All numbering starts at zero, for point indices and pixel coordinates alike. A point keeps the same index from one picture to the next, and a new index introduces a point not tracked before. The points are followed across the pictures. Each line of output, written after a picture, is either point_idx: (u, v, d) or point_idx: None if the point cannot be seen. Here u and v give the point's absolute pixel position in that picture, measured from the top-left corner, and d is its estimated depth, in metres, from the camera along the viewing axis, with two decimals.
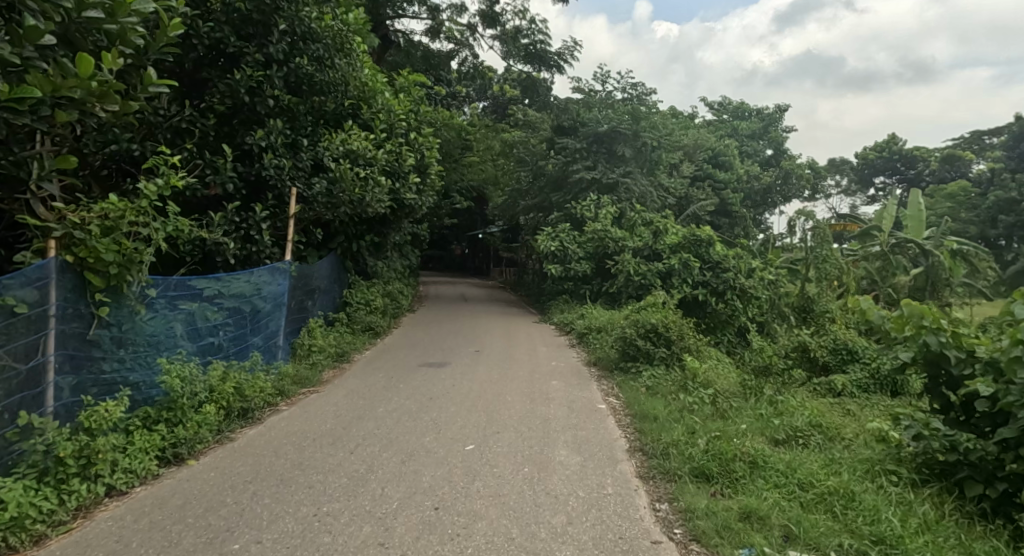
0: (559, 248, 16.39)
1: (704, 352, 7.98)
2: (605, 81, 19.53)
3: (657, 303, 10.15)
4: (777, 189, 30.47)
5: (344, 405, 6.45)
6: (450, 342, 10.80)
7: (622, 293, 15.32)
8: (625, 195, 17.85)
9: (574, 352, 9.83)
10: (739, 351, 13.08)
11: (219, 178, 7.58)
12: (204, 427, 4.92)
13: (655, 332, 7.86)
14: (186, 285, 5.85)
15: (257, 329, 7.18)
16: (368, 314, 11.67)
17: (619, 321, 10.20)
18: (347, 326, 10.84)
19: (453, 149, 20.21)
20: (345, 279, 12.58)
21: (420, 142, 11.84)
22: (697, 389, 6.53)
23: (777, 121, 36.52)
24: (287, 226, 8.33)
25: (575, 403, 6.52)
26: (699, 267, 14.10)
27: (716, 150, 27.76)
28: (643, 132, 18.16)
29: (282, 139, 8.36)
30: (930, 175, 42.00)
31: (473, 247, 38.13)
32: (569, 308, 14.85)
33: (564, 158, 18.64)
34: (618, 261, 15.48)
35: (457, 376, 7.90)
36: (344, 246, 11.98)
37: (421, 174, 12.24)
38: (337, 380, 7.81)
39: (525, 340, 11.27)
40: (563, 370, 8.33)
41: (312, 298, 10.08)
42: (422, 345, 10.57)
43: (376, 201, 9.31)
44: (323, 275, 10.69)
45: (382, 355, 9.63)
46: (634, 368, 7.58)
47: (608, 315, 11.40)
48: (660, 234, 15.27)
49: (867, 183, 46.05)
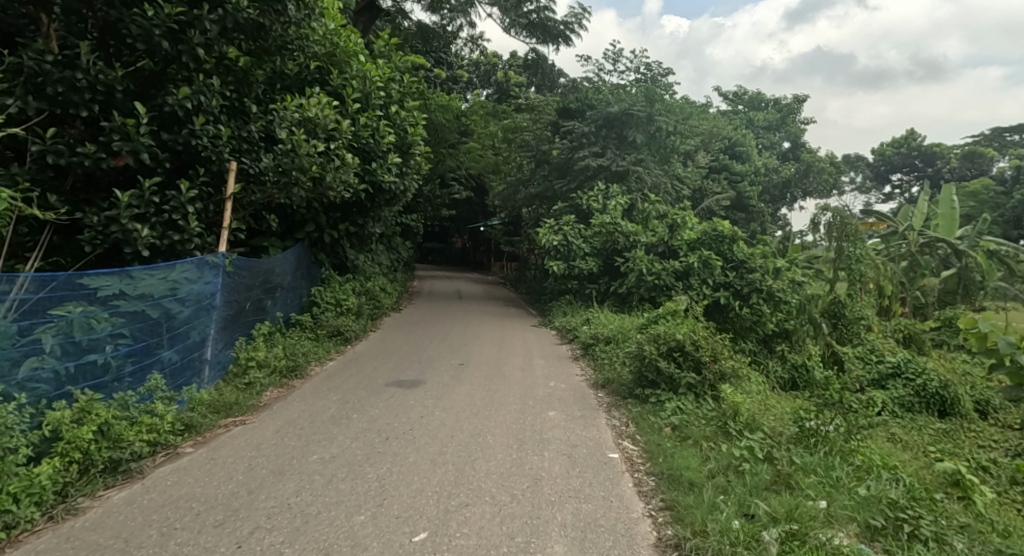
0: (562, 242, 14.64)
1: (743, 377, 6.31)
2: (617, 61, 17.89)
3: (678, 312, 8.50)
4: (796, 184, 28.61)
5: (268, 448, 4.82)
6: (431, 351, 9.21)
7: (633, 295, 13.63)
8: (636, 185, 16.13)
9: (577, 368, 8.23)
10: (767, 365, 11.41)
11: (130, 147, 5.96)
12: (22, 500, 3.33)
13: (678, 350, 6.25)
14: (58, 284, 4.29)
15: (170, 341, 5.58)
16: (337, 315, 10.06)
17: (632, 332, 8.54)
18: (311, 331, 9.20)
19: (448, 133, 18.59)
20: (315, 275, 11.09)
21: (401, 116, 10.21)
22: (743, 435, 4.90)
23: (795, 112, 34.58)
24: (223, 210, 6.73)
25: (577, 450, 4.90)
26: (721, 267, 12.48)
27: (733, 140, 25.92)
28: (657, 115, 16.42)
29: (218, 100, 6.71)
30: (950, 173, 40.14)
31: (473, 241, 36.40)
32: (572, 311, 13.17)
33: (570, 143, 17.00)
34: (629, 259, 13.81)
35: (429, 401, 6.30)
36: (312, 236, 10.33)
37: (403, 155, 10.61)
38: (278, 405, 6.20)
39: (521, 349, 9.65)
40: (563, 394, 6.69)
41: (270, 297, 8.81)
42: (397, 355, 8.98)
43: (343, 182, 7.70)
44: (288, 271, 9.41)
45: (347, 368, 8.03)
46: (654, 398, 5.95)
47: (618, 322, 9.77)
48: (677, 228, 13.55)
49: (883, 180, 44.18)
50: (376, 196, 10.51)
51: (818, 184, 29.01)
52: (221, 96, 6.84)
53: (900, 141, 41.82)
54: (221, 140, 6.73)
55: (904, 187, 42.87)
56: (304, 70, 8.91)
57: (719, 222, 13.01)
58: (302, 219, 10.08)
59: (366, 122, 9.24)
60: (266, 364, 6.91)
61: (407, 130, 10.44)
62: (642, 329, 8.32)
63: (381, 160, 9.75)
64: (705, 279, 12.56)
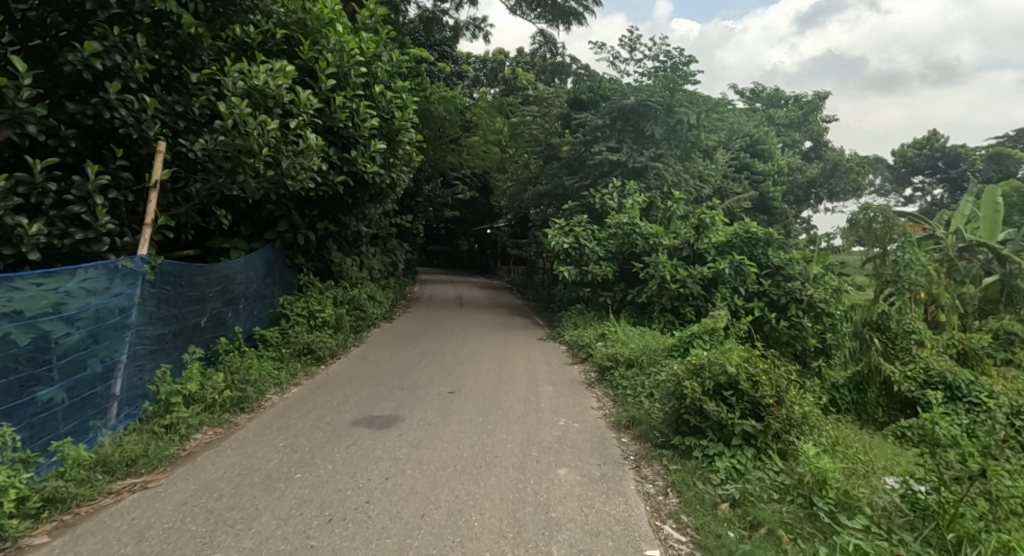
0: (573, 245, 12.79)
1: (816, 424, 4.79)
2: (633, 49, 16.36)
3: (716, 334, 6.96)
4: (821, 184, 26.91)
5: (153, 539, 3.35)
6: (418, 374, 7.76)
7: (653, 305, 11.72)
8: (655, 182, 14.62)
9: (592, 399, 6.73)
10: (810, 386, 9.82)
11: (9, 116, 4.50)
12: None
13: (729, 386, 4.76)
14: None
15: (58, 372, 4.16)
16: (311, 329, 8.66)
17: (660, 356, 7.01)
18: (273, 350, 7.72)
19: (449, 126, 17.24)
20: (287, 281, 9.73)
21: (386, 97, 8.82)
22: (840, 524, 3.44)
23: (817, 110, 32.85)
24: (147, 202, 5.29)
25: (600, 543, 3.41)
26: (755, 274, 11.09)
27: (754, 137, 24.29)
28: (678, 106, 14.86)
29: (139, 63, 5.28)
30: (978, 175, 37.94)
31: (480, 242, 34.89)
32: (584, 324, 11.60)
33: (583, 137, 15.47)
34: (649, 264, 11.97)
35: (403, 450, 4.83)
36: (284, 238, 8.89)
37: (390, 143, 9.19)
38: (206, 455, 4.74)
39: (525, 372, 8.17)
40: (577, 441, 5.22)
41: (231, 309, 7.58)
42: (377, 379, 7.53)
43: (307, 171, 6.30)
44: (254, 279, 8.19)
45: (313, 398, 6.59)
46: (699, 452, 4.52)
47: (640, 340, 8.27)
48: (704, 230, 11.82)
49: (904, 182, 42.03)
50: (358, 189, 9.08)
51: (844, 184, 27.19)
52: (148, 58, 5.44)
53: (923, 142, 39.59)
54: (146, 114, 5.32)
55: (928, 189, 39.93)
56: (269, 39, 7.53)
57: (752, 223, 11.47)
58: (270, 216, 8.65)
59: (341, 101, 7.83)
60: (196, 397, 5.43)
61: (395, 114, 9.03)
62: (676, 356, 6.79)
63: (360, 148, 8.34)
64: (736, 289, 11.08)
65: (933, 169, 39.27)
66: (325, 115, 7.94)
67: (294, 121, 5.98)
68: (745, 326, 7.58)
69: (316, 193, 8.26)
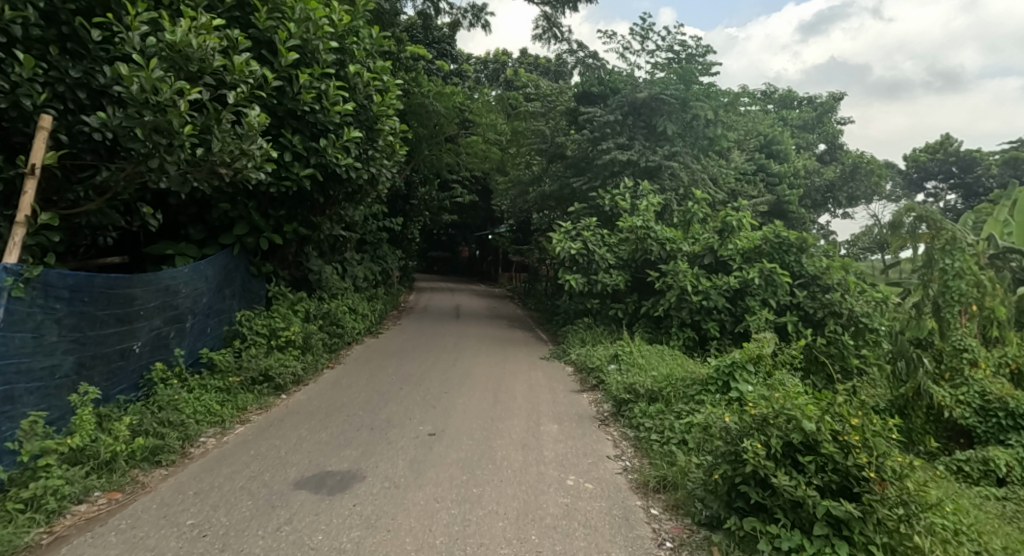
0: (581, 251, 11.31)
1: (929, 503, 3.41)
2: (645, 39, 15.13)
3: (762, 364, 5.59)
4: (840, 188, 25.46)
5: None
6: (396, 407, 6.43)
7: (670, 319, 10.35)
8: (671, 182, 13.40)
9: (607, 444, 5.38)
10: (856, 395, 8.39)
11: None
12: None
13: (810, 453, 3.41)
14: None
15: None
16: (274, 350, 7.35)
17: (691, 390, 5.63)
18: (219, 378, 6.41)
19: (446, 123, 16.00)
20: (251, 293, 8.45)
21: (363, 79, 7.56)
22: None
23: (832, 111, 31.47)
24: (25, 194, 4.01)
25: None
26: (788, 284, 9.77)
27: (768, 138, 23.20)
28: (695, 100, 13.58)
29: (15, 11, 4.03)
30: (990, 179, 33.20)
31: (482, 248, 33.53)
32: (592, 341, 10.24)
33: (591, 134, 14.09)
34: (666, 272, 10.57)
35: (352, 536, 3.51)
36: (243, 243, 7.60)
37: (367, 134, 7.91)
38: (81, 540, 3.42)
39: (525, 403, 6.84)
40: (593, 516, 3.88)
41: (172, 329, 6.30)
42: (345, 414, 6.22)
43: (254, 160, 5.04)
44: (206, 292, 6.92)
45: (258, 442, 5.28)
46: (768, 545, 3.22)
47: (662, 366, 6.92)
48: (728, 234, 10.43)
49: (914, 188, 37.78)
50: (330, 186, 7.81)
51: (864, 187, 25.70)
52: (32, 7, 4.18)
53: (934, 146, 36.16)
54: (24, 79, 4.06)
55: (940, 197, 36.19)
56: (218, 4, 6.28)
57: (780, 227, 10.13)
58: (226, 217, 7.37)
59: (305, 80, 6.58)
60: (76, 451, 4.09)
61: (374, 98, 7.78)
62: (718, 394, 5.41)
63: (330, 137, 7.12)
64: (766, 300, 9.75)
65: (947, 175, 35.87)
66: (286, 97, 6.74)
67: (234, 94, 4.73)
68: (795, 353, 6.21)
69: (277, 189, 7.03)
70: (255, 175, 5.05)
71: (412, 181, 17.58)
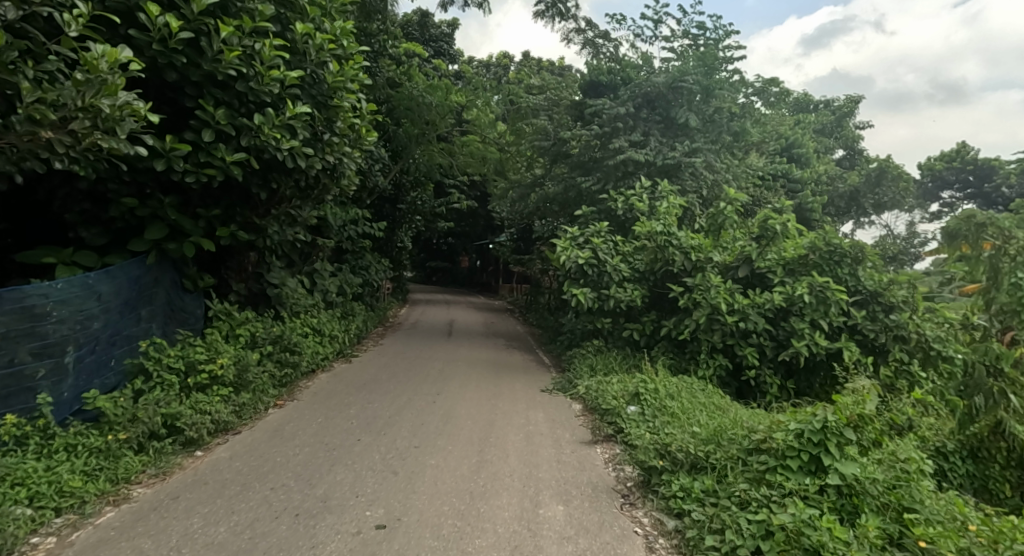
0: (590, 261, 9.56)
1: None
2: (659, 23, 13.46)
3: (871, 431, 3.80)
4: (866, 194, 23.40)
5: None
6: (344, 476, 4.70)
7: (697, 343, 8.61)
8: (692, 183, 11.67)
9: (637, 547, 3.63)
10: (928, 438, 6.64)
11: None
12: None
13: None
14: None
15: None
16: (194, 389, 5.65)
17: (759, 466, 3.87)
18: (103, 433, 4.67)
19: (437, 119, 14.38)
20: (183, 313, 6.74)
21: (313, 42, 5.97)
22: None
23: (852, 114, 29.68)
24: None
25: None
26: (845, 303, 7.99)
27: (789, 140, 21.64)
28: (717, 90, 11.92)
29: None
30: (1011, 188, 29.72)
31: (483, 258, 31.76)
32: (604, 370, 8.50)
33: (599, 128, 12.41)
34: (692, 287, 8.82)
35: None
36: (161, 249, 5.93)
37: (321, 113, 6.27)
38: None
39: (520, 465, 5.10)
40: None
41: (41, 366, 4.54)
42: (270, 487, 4.49)
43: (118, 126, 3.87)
44: (102, 317, 5.22)
45: (120, 542, 3.55)
46: None
47: (703, 422, 5.14)
48: (767, 242, 8.70)
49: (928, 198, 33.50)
50: (274, 179, 6.17)
51: (890, 194, 23.66)
52: None
53: (949, 154, 31.97)
54: None
55: (958, 208, 32.25)
56: None
57: (831, 233, 8.35)
58: (134, 218, 5.69)
59: (226, 32, 4.96)
60: None
61: (328, 67, 6.17)
62: (807, 477, 3.63)
63: (266, 111, 5.49)
64: (816, 322, 8.00)
65: (964, 185, 31.40)
66: (204, 58, 5.10)
67: (69, 19, 3.68)
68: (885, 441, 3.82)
69: (195, 179, 5.38)
70: (109, 145, 3.81)
71: (401, 184, 15.94)
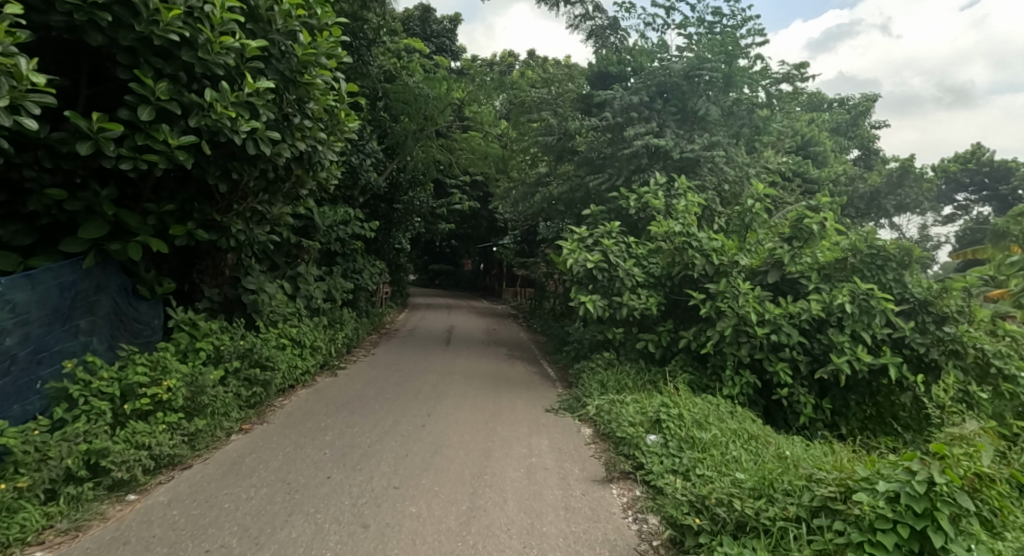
0: (600, 265, 8.61)
1: None
2: (673, 8, 12.54)
3: (991, 497, 2.94)
4: (887, 195, 22.35)
5: None
6: (301, 535, 3.77)
7: (723, 357, 7.66)
8: (711, 180, 10.72)
9: None
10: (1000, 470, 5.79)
11: None
12: None
13: None
14: None
15: None
16: (133, 415, 4.76)
17: (834, 538, 3.02)
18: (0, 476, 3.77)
19: (435, 112, 13.49)
20: (137, 325, 5.84)
21: (280, 7, 5.12)
22: None
23: (868, 113, 28.64)
24: None
25: None
26: (891, 313, 7.03)
27: (805, 138, 20.70)
28: (738, 78, 10.99)
29: None
30: None
31: (486, 261, 30.86)
32: (617, 386, 7.57)
33: (608, 121, 11.49)
34: (715, 294, 7.88)
35: None
36: (98, 251, 5.05)
37: (290, 91, 5.40)
38: None
39: (519, 516, 4.16)
40: None
41: None
42: (205, 549, 3.56)
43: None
44: (19, 331, 4.33)
45: None
46: None
47: (747, 467, 4.21)
48: (800, 244, 7.76)
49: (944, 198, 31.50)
50: (234, 168, 5.30)
51: (913, 195, 22.60)
52: None
53: (964, 155, 30.63)
54: None
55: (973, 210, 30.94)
56: None
57: (873, 233, 7.40)
58: (63, 213, 4.81)
59: None
60: None
61: (297, 37, 5.32)
62: None
63: (219, 86, 4.61)
64: (858, 334, 7.06)
65: (978, 186, 30.18)
66: (139, 19, 4.23)
67: None
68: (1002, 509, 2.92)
69: (132, 167, 4.50)
70: None
71: (398, 182, 15.05)
